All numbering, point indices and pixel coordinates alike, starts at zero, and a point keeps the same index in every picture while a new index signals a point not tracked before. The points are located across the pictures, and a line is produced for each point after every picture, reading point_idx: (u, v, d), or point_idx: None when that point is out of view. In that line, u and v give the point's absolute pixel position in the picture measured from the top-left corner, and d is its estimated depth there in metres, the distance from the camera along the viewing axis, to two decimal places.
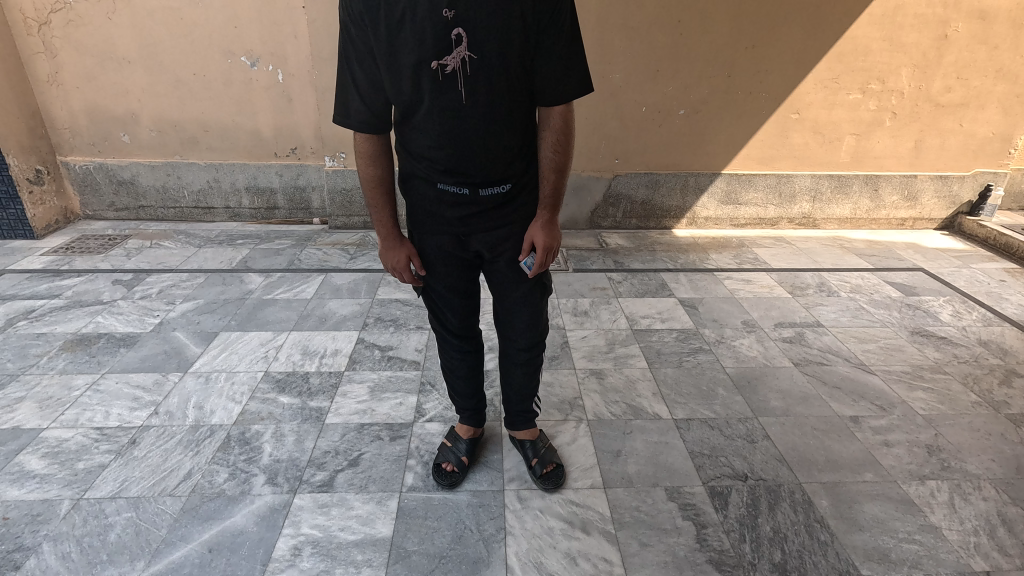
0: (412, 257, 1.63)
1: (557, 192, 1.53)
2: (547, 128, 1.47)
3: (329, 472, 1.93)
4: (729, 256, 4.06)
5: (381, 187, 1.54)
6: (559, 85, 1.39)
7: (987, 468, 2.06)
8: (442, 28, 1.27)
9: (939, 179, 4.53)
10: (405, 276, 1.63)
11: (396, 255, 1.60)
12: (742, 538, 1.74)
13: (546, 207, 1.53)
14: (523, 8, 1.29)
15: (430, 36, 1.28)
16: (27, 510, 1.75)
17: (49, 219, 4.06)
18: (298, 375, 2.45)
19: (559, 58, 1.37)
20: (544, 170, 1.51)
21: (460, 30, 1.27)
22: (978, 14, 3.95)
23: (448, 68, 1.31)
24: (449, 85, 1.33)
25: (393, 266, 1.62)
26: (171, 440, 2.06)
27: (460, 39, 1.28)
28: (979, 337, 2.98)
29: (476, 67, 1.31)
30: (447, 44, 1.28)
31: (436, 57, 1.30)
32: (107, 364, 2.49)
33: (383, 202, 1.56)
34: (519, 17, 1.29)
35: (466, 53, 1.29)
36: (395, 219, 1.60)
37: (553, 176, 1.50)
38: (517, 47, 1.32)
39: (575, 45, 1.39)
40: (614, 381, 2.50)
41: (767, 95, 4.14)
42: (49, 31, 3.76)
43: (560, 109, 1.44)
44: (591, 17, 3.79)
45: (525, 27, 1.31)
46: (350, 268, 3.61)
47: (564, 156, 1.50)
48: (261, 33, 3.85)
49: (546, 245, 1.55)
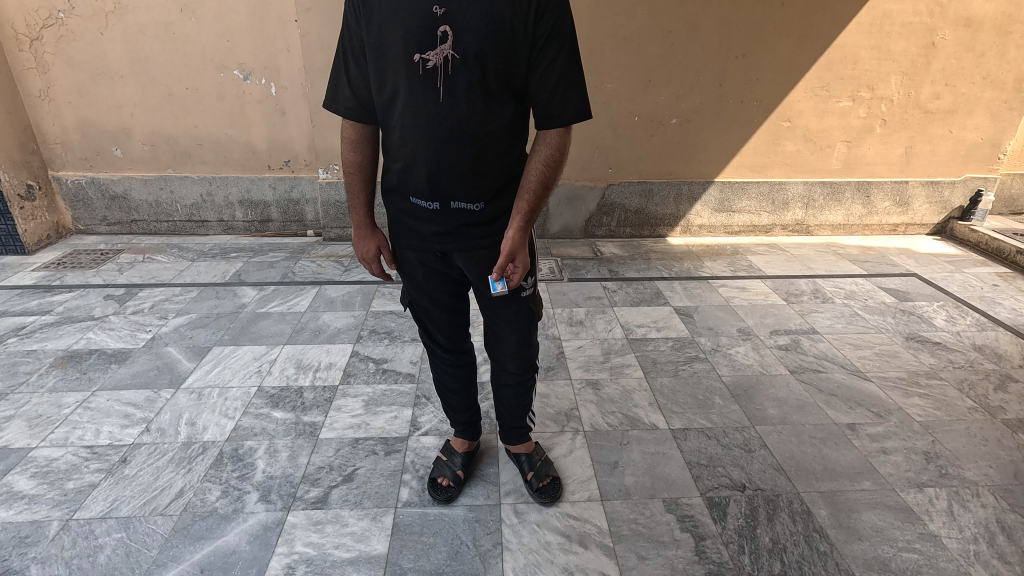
0: (383, 248, 1.66)
1: (536, 209, 1.47)
2: (541, 144, 1.42)
3: (324, 488, 1.91)
4: (724, 264, 4.07)
5: (358, 174, 1.59)
6: (553, 106, 1.37)
7: (985, 475, 2.06)
8: (429, 24, 1.28)
9: (929, 185, 4.57)
10: (373, 266, 1.68)
11: (366, 244, 1.64)
12: (741, 550, 1.73)
13: (520, 219, 1.46)
14: (516, 17, 1.27)
15: (416, 30, 1.29)
16: (14, 532, 1.72)
17: (40, 235, 4.03)
18: (293, 390, 2.43)
19: (554, 77, 1.35)
20: (527, 182, 1.44)
21: (446, 27, 1.27)
22: (964, 22, 4.00)
23: (430, 64, 1.31)
24: (429, 81, 1.32)
25: (363, 255, 1.66)
26: (162, 458, 2.03)
27: (445, 37, 1.28)
28: (973, 343, 2.99)
29: (457, 67, 1.30)
30: (431, 40, 1.29)
31: (419, 51, 1.30)
32: (98, 381, 2.46)
33: (360, 190, 1.61)
34: (511, 26, 1.28)
35: (449, 51, 1.29)
36: (371, 209, 1.65)
37: (535, 190, 1.44)
38: (508, 56, 1.31)
39: (575, 66, 1.36)
40: (611, 392, 2.49)
41: (758, 105, 4.18)
42: (40, 46, 3.76)
43: (556, 131, 1.40)
44: (584, 27, 3.81)
45: (517, 38, 1.29)
46: (344, 280, 3.59)
47: (554, 174, 1.46)
48: (254, 48, 3.86)
49: (520, 265, 1.52)
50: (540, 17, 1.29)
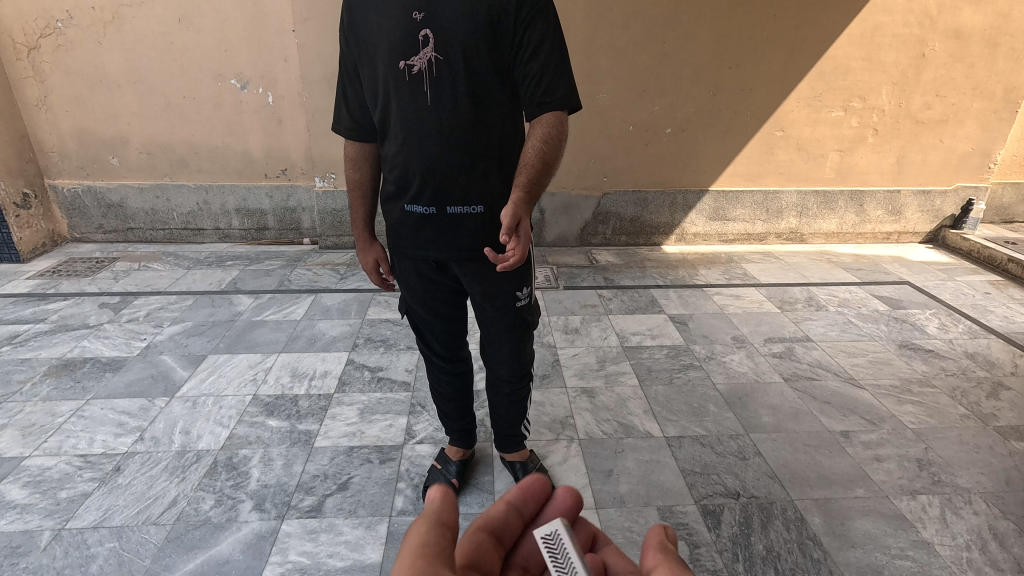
0: (382, 262, 1.74)
1: (538, 185, 1.42)
2: (537, 126, 1.41)
3: (318, 497, 1.90)
4: (718, 271, 4.10)
5: (359, 190, 1.65)
6: (540, 95, 1.36)
7: (977, 482, 2.07)
8: (411, 30, 1.30)
9: (921, 194, 4.62)
10: (373, 278, 1.76)
11: (365, 257, 1.72)
12: (735, 558, 1.73)
13: (521, 190, 1.38)
14: (494, 13, 1.29)
15: (399, 38, 1.32)
16: (5, 541, 1.71)
17: (36, 243, 4.03)
18: (287, 399, 2.42)
19: (538, 63, 1.34)
20: (525, 159, 1.41)
21: (427, 30, 1.29)
22: (953, 33, 4.07)
23: (415, 69, 1.33)
24: (415, 84, 1.34)
25: (364, 267, 1.74)
26: (156, 466, 2.02)
27: (427, 40, 1.30)
28: (965, 350, 3.01)
29: (441, 69, 1.32)
30: (414, 45, 1.31)
31: (403, 57, 1.32)
32: (92, 389, 2.46)
33: (360, 206, 1.67)
34: (490, 23, 1.29)
35: (432, 54, 1.31)
36: (372, 224, 1.72)
37: (534, 167, 1.40)
38: (490, 53, 1.32)
39: (559, 52, 1.36)
40: (606, 400, 2.49)
41: (751, 114, 4.22)
42: (38, 55, 3.78)
43: (551, 112, 1.39)
44: (578, 38, 3.85)
45: (498, 35, 1.31)
46: (340, 288, 3.60)
47: (553, 152, 1.43)
48: (251, 58, 3.90)
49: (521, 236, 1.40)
50: (519, 7, 1.30)
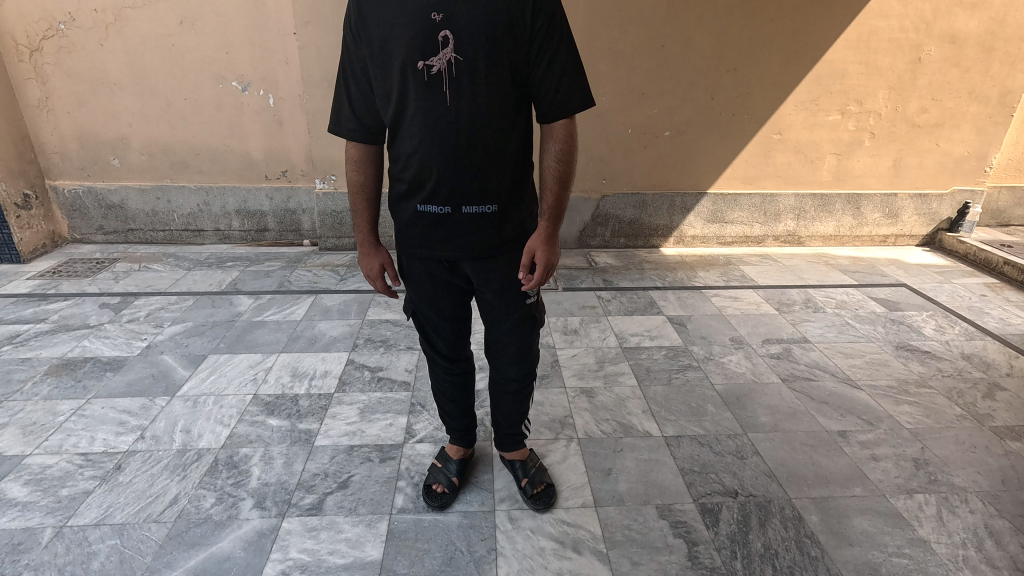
0: (387, 266, 1.71)
1: (557, 205, 1.54)
2: (551, 138, 1.49)
3: (319, 494, 1.91)
4: (716, 273, 4.12)
5: (361, 193, 1.64)
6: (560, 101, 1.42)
7: (973, 481, 2.09)
8: (429, 31, 1.31)
9: (917, 197, 4.66)
10: (378, 283, 1.72)
11: (371, 261, 1.69)
12: (733, 555, 1.74)
13: (546, 217, 1.54)
14: (512, 16, 1.31)
15: (416, 38, 1.32)
16: (6, 538, 1.71)
17: (36, 244, 4.03)
18: (288, 398, 2.43)
19: (557, 70, 1.39)
20: (545, 181, 1.54)
21: (446, 31, 1.31)
22: (949, 38, 4.11)
23: (434, 69, 1.34)
24: (434, 84, 1.36)
25: (369, 273, 1.71)
26: (157, 465, 2.03)
27: (447, 41, 1.31)
28: (961, 351, 3.03)
29: (461, 70, 1.34)
30: (433, 46, 1.32)
31: (422, 58, 1.33)
32: (93, 389, 2.46)
33: (366, 210, 1.66)
34: (508, 26, 1.32)
35: (452, 55, 1.32)
36: (376, 228, 1.70)
37: (552, 187, 1.52)
38: (509, 55, 1.35)
39: (574, 59, 1.42)
40: (605, 400, 2.51)
41: (749, 116, 4.25)
42: (40, 57, 3.80)
43: (564, 119, 1.46)
44: (580, 40, 3.87)
45: (516, 38, 1.34)
46: (339, 289, 3.61)
47: (568, 166, 1.52)
48: (252, 61, 3.92)
49: (542, 262, 1.56)
50: (537, 12, 1.33)
